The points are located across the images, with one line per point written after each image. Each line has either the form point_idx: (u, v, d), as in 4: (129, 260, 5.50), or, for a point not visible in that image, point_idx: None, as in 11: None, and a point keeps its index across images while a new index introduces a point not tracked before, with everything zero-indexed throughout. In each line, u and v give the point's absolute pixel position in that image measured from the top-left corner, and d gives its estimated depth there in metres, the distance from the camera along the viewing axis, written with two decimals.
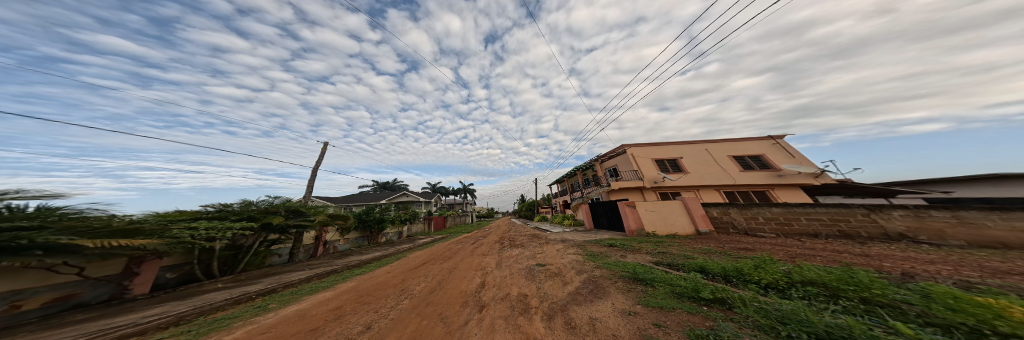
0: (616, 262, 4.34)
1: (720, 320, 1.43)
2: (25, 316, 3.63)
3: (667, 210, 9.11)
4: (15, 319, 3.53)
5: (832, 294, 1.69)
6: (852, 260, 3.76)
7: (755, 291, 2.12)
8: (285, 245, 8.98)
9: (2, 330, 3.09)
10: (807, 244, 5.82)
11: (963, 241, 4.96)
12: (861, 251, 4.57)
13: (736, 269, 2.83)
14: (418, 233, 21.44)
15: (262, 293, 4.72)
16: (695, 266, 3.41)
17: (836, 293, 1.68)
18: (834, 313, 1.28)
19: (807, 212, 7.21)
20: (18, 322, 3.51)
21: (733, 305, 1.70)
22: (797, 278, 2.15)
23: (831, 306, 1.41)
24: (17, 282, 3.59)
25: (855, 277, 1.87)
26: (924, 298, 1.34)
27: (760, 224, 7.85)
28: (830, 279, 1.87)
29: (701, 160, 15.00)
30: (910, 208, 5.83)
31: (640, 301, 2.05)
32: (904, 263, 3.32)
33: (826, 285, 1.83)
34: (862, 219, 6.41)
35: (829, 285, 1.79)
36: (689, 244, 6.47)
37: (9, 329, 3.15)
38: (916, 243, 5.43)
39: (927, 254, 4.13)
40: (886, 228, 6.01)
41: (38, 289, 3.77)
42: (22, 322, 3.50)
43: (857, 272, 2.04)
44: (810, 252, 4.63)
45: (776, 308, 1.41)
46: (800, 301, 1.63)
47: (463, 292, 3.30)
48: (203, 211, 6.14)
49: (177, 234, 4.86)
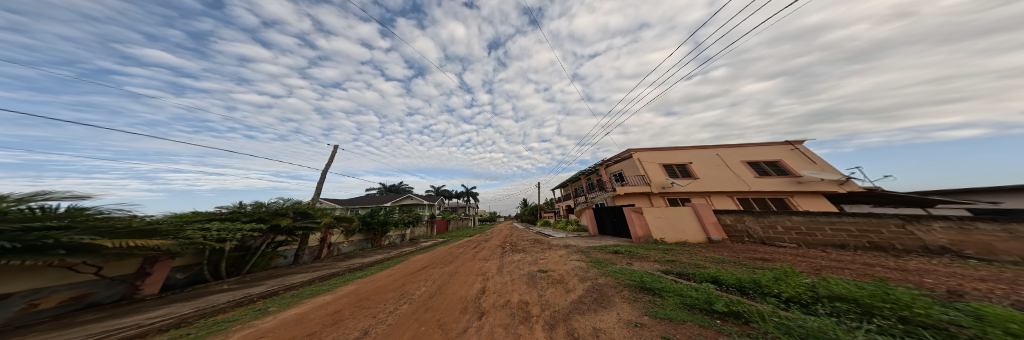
0: (622, 270, 4.15)
1: (736, 335, 1.31)
2: (41, 315, 3.79)
3: (676, 217, 8.73)
4: (32, 317, 3.69)
5: (865, 312, 1.54)
6: (888, 275, 3.44)
7: (775, 306, 1.96)
8: (292, 246, 9.26)
9: (16, 329, 3.23)
10: (833, 255, 5.38)
11: (1017, 257, 4.39)
12: (898, 265, 4.17)
13: (752, 280, 2.65)
14: (421, 235, 21.55)
15: (263, 295, 4.79)
16: (707, 276, 3.21)
17: (869, 311, 1.53)
18: (868, 334, 1.14)
19: (832, 221, 6.73)
20: (34, 320, 3.66)
21: (750, 320, 1.57)
22: (824, 293, 1.96)
23: (863, 324, 1.28)
24: (36, 280, 3.78)
25: (892, 293, 1.68)
26: (978, 321, 1.17)
27: (778, 234, 7.40)
28: (862, 294, 1.70)
29: (712, 165, 14.47)
30: (952, 219, 5.30)
31: (646, 312, 1.94)
32: (951, 281, 2.97)
33: (858, 302, 1.67)
34: (897, 230, 5.89)
35: (861, 302, 1.63)
36: (701, 253, 6.14)
37: (23, 328, 3.31)
38: (961, 257, 4.90)
39: (976, 270, 3.71)
40: (925, 240, 5.49)
41: (55, 289, 3.96)
42: (36, 321, 3.65)
43: (894, 288, 1.85)
44: (838, 265, 4.26)
45: (801, 326, 1.28)
46: (827, 318, 1.49)
47: (463, 298, 3.23)
48: (218, 212, 6.47)
49: (191, 235, 5.11)
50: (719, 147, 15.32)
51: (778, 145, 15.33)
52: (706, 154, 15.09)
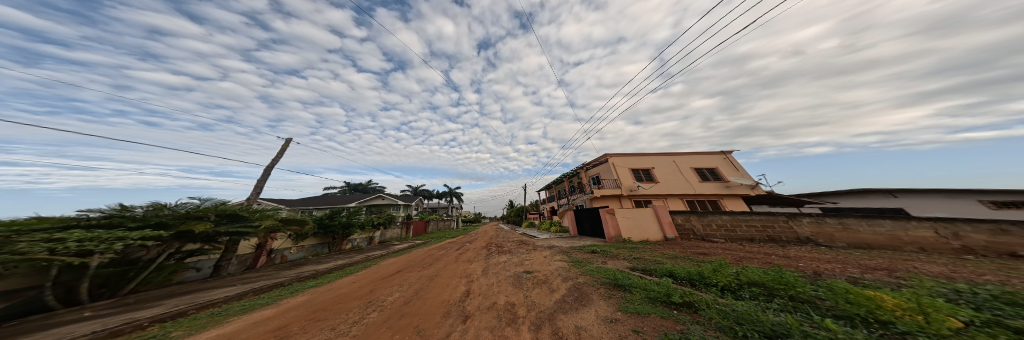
0: (598, 268, 4.60)
1: (688, 323, 1.62)
2: None
3: (641, 218, 10.04)
4: None
5: (770, 294, 2.10)
6: (780, 261, 4.66)
7: (714, 294, 2.47)
8: (209, 257, 7.46)
9: None
10: (748, 248, 6.98)
11: (844, 243, 6.79)
12: (784, 253, 5.70)
13: (699, 273, 3.24)
14: (394, 238, 19.92)
15: (159, 319, 3.76)
16: (665, 271, 3.81)
17: (772, 292, 2.09)
18: (776, 311, 1.59)
19: (746, 219, 8.68)
20: None
21: (699, 308, 1.96)
22: (745, 280, 2.54)
23: (771, 304, 1.74)
24: None
25: (785, 276, 2.28)
26: (832, 293, 1.70)
27: (713, 231, 9.18)
28: (768, 279, 2.28)
29: (669, 170, 16.94)
30: (813, 216, 7.50)
31: (619, 308, 2.23)
32: (813, 263, 4.26)
33: (765, 285, 2.24)
34: (783, 225, 7.97)
35: (767, 286, 2.20)
36: (659, 249, 7.26)
37: None
38: (818, 245, 7.07)
39: (825, 254, 5.37)
40: (798, 232, 7.64)
41: None
42: None
43: (787, 273, 2.49)
44: (750, 255, 5.59)
45: (732, 310, 1.67)
46: (749, 301, 1.97)
47: (445, 301, 3.16)
48: (83, 217, 4.66)
49: (26, 248, 3.59)
50: (675, 154, 17.93)
51: (716, 154, 18.75)
52: (665, 160, 17.52)
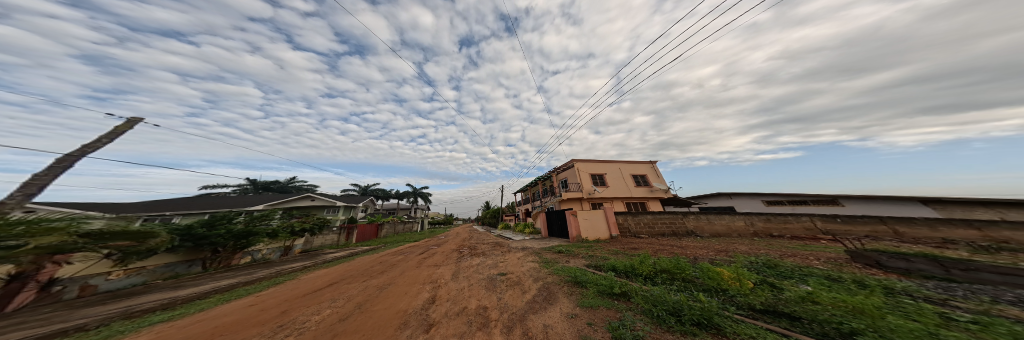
0: (562, 267, 5.22)
1: (623, 310, 2.11)
2: None
3: (595, 218, 11.81)
4: None
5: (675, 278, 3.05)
6: (677, 250, 6.50)
7: (640, 281, 3.27)
8: None
9: None
10: (661, 241, 9.29)
11: (707, 232, 10.33)
12: (679, 244, 7.91)
13: (631, 265, 4.16)
14: (325, 245, 16.75)
15: None
16: (609, 266, 4.69)
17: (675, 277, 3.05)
18: (675, 291, 2.34)
19: (658, 216, 11.49)
20: None
21: (630, 295, 2.57)
22: (658, 268, 3.42)
23: (672, 287, 2.49)
24: None
25: (681, 265, 3.23)
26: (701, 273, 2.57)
27: (641, 228, 11.58)
28: (672, 268, 3.21)
29: (616, 175, 20.40)
30: (694, 214, 10.94)
31: (579, 304, 2.62)
32: (693, 250, 6.11)
33: (671, 273, 3.18)
34: (679, 221, 11.00)
35: (672, 273, 3.15)
36: (607, 246, 8.83)
37: None
38: (696, 235, 10.42)
39: (700, 243, 7.78)
40: (686, 226, 10.87)
41: None
42: None
43: (681, 261, 3.47)
44: (661, 247, 7.53)
45: (650, 294, 2.30)
46: (661, 285, 2.76)
47: (401, 311, 2.94)
48: None
49: None
50: (620, 162, 21.66)
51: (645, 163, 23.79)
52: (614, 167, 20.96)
